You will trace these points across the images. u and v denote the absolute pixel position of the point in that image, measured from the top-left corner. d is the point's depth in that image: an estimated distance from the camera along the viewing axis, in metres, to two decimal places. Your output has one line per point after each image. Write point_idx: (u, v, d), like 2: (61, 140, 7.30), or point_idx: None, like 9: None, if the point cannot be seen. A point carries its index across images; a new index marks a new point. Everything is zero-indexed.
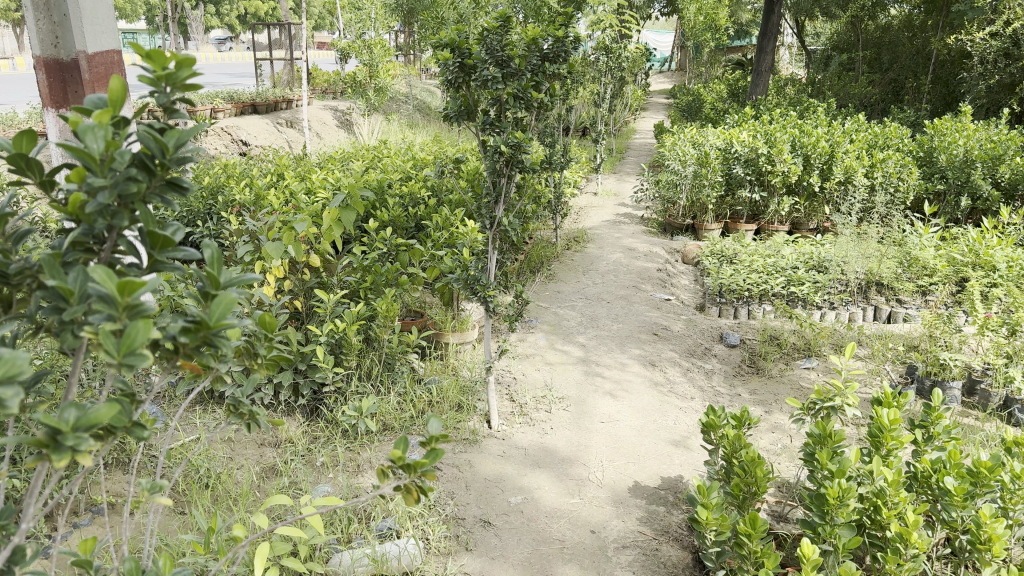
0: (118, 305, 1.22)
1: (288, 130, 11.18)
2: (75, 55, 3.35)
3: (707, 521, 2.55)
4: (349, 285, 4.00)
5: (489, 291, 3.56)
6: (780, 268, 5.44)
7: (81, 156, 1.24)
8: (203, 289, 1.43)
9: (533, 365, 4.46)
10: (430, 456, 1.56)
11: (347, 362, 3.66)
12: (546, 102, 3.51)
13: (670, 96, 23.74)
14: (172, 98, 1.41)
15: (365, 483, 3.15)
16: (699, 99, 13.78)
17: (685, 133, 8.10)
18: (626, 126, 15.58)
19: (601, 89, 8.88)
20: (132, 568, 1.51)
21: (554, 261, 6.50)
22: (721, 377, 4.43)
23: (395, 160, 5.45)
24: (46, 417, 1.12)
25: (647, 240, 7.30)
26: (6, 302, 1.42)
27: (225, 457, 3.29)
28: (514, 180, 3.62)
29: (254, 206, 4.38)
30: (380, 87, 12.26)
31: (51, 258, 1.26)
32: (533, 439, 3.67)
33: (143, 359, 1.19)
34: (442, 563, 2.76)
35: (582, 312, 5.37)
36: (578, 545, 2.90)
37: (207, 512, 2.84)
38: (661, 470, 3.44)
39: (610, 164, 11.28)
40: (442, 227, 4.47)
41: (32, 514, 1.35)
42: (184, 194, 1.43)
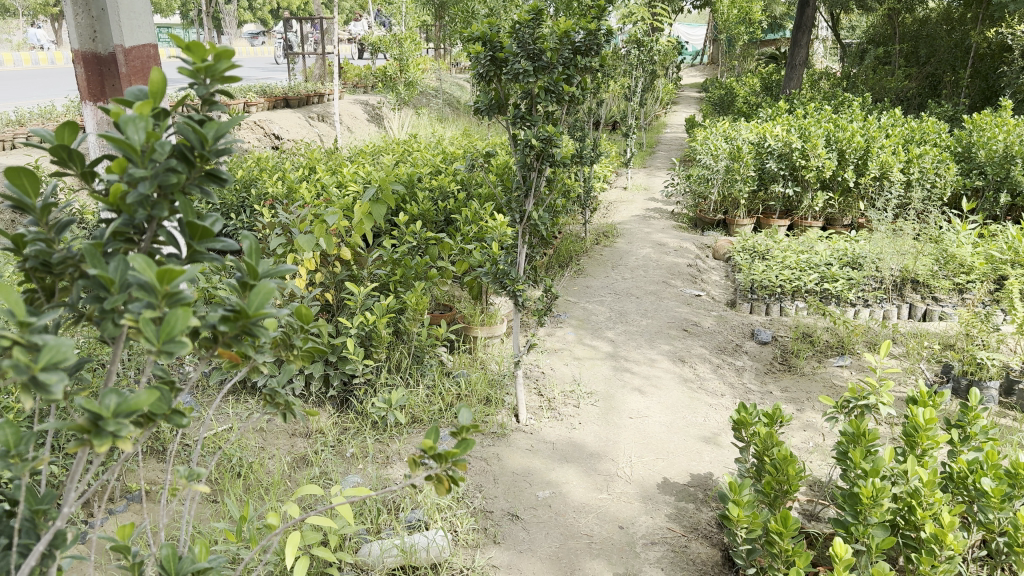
0: (158, 294, 1.23)
1: (319, 124, 11.25)
2: (112, 49, 3.41)
3: (738, 519, 2.53)
4: (379, 277, 4.03)
5: (518, 285, 3.56)
6: (813, 264, 5.37)
7: (123, 147, 1.25)
8: (240, 279, 1.44)
9: (561, 359, 4.46)
10: (463, 447, 1.56)
11: (377, 354, 3.69)
12: (578, 95, 3.48)
13: (701, 89, 23.56)
14: (211, 90, 1.43)
15: (394, 474, 3.17)
16: (732, 93, 13.64)
17: (717, 128, 8.02)
18: (657, 121, 15.46)
19: (631, 82, 8.82)
20: (169, 554, 1.53)
21: (583, 255, 6.49)
22: (752, 374, 4.39)
23: (425, 154, 5.46)
24: (87, 403, 1.13)
25: (677, 235, 7.26)
26: (48, 291, 1.44)
27: (257, 447, 3.34)
28: (544, 174, 3.61)
29: (286, 199, 4.42)
30: (410, 81, 12.29)
31: (93, 248, 1.28)
32: (561, 434, 3.66)
33: (182, 346, 1.21)
34: (471, 555, 2.77)
35: (611, 307, 5.35)
36: (606, 541, 2.89)
37: (239, 500, 2.89)
38: (691, 467, 3.41)
39: (640, 159, 11.21)
40: (472, 221, 4.47)
41: (73, 499, 1.38)
42: (223, 185, 1.44)
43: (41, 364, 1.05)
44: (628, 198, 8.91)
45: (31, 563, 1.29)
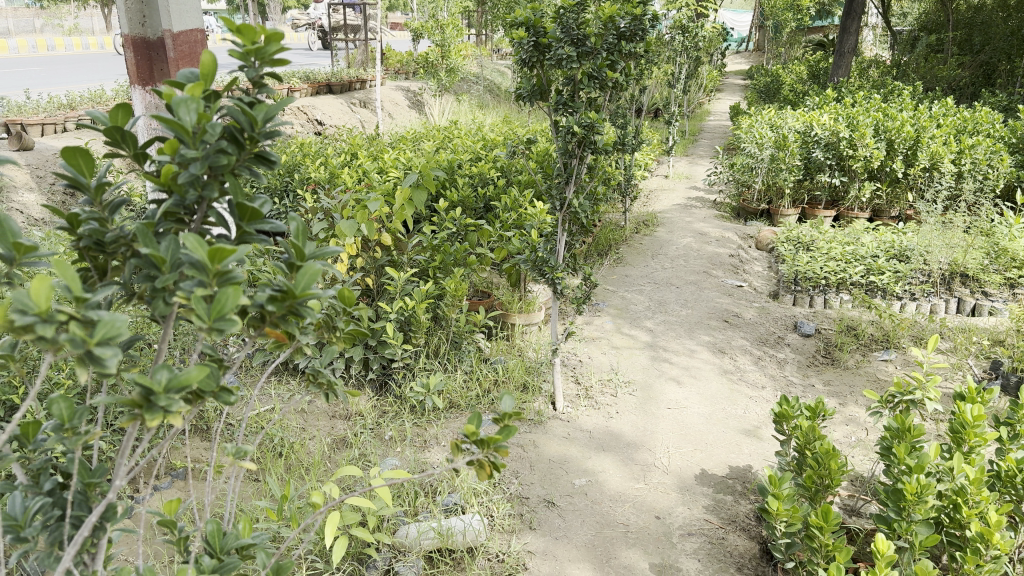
0: (209, 273, 1.25)
1: (361, 111, 11.32)
2: (161, 34, 3.46)
3: (778, 512, 2.50)
4: (418, 263, 4.05)
5: (557, 273, 3.54)
6: (859, 256, 5.27)
7: (174, 128, 1.28)
8: (288, 261, 1.45)
9: (599, 348, 4.44)
10: (505, 433, 1.56)
11: (416, 339, 3.72)
12: (622, 81, 3.42)
13: (745, 77, 23.15)
14: (261, 73, 1.43)
15: (432, 458, 3.21)
16: (778, 80, 13.40)
17: (761, 116, 7.87)
18: (700, 108, 15.27)
19: (676, 69, 8.70)
20: (214, 530, 1.56)
21: (623, 244, 6.45)
22: (794, 367, 4.33)
23: (466, 140, 5.45)
24: (139, 379, 1.15)
25: (718, 224, 7.17)
26: (101, 270, 1.47)
27: (299, 427, 3.39)
28: (586, 161, 3.56)
29: (329, 184, 4.45)
30: (451, 68, 12.30)
31: (145, 227, 1.31)
32: (598, 423, 3.65)
33: (232, 324, 1.22)
34: (507, 540, 2.79)
35: (650, 297, 5.31)
36: (642, 530, 2.88)
37: (281, 480, 2.94)
38: (729, 459, 3.38)
39: (682, 148, 11.08)
40: (511, 208, 4.45)
41: (123, 474, 1.40)
42: (271, 168, 1.46)
43: (97, 338, 1.07)
44: (670, 187, 8.82)
45: (84, 535, 1.32)
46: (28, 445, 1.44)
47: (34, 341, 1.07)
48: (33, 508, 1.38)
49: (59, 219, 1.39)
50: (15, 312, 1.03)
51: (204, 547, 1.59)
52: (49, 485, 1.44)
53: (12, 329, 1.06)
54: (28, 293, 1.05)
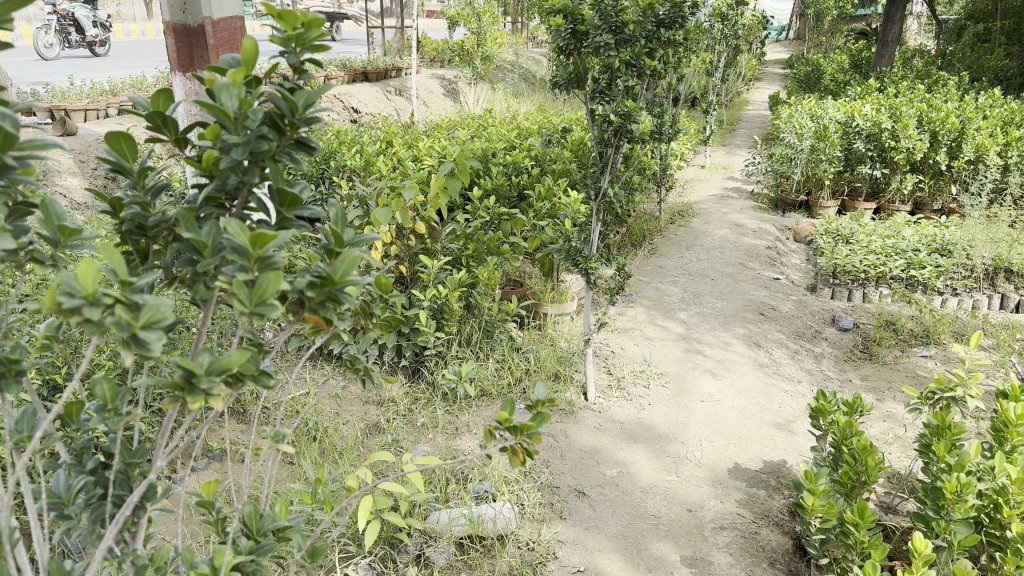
0: (250, 258, 1.26)
1: (396, 99, 11.34)
2: (201, 21, 3.50)
3: (813, 507, 2.47)
4: (452, 251, 4.05)
5: (590, 263, 3.51)
6: (899, 250, 5.17)
7: (216, 113, 1.29)
8: (327, 247, 1.46)
9: (632, 339, 4.42)
10: (538, 420, 1.54)
11: (448, 327, 3.73)
12: (660, 70, 3.38)
13: (785, 67, 22.78)
14: (301, 58, 1.44)
15: (463, 446, 3.22)
16: (819, 70, 13.16)
17: (802, 106, 7.74)
18: (738, 98, 15.07)
19: (714, 58, 8.58)
20: (250, 511, 1.58)
21: (657, 235, 6.40)
22: (831, 361, 4.26)
23: (500, 129, 5.43)
24: (182, 362, 1.17)
25: (756, 215, 7.08)
26: (143, 253, 1.50)
27: (333, 412, 3.42)
28: (621, 150, 3.52)
29: (364, 172, 4.48)
30: (487, 55, 12.29)
31: (187, 212, 1.33)
32: (630, 414, 3.63)
33: (272, 309, 1.23)
34: (537, 529, 2.79)
35: (685, 288, 5.27)
36: (674, 523, 2.87)
37: (315, 463, 2.97)
38: (764, 454, 3.34)
39: (719, 138, 10.95)
40: (545, 197, 4.43)
41: (163, 456, 1.42)
42: (311, 154, 1.46)
43: (142, 322, 1.08)
44: (706, 177, 8.73)
45: (125, 514, 1.35)
46: (72, 425, 1.46)
47: (81, 323, 1.09)
48: (77, 486, 1.41)
49: (102, 203, 1.41)
50: (63, 295, 1.05)
51: (241, 528, 1.61)
52: (92, 464, 1.46)
53: (60, 311, 1.08)
54: (75, 276, 1.07)
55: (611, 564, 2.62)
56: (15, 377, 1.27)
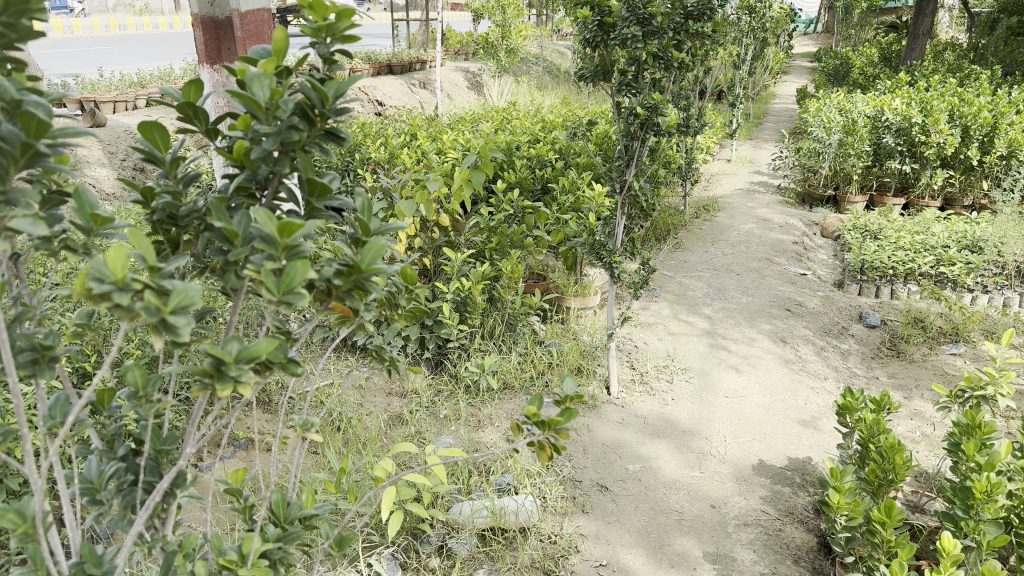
0: (278, 246, 1.26)
1: (421, 91, 11.37)
2: (229, 13, 3.51)
3: (838, 505, 2.45)
4: (475, 244, 4.05)
5: (614, 257, 3.48)
6: (929, 246, 5.08)
7: (248, 103, 1.29)
8: (354, 237, 1.47)
9: (656, 334, 4.40)
10: (566, 415, 1.54)
11: (471, 320, 3.74)
12: (688, 62, 3.35)
13: (814, 60, 22.51)
14: (331, 49, 1.44)
15: (486, 439, 3.23)
16: (847, 64, 12.99)
17: (830, 100, 7.65)
18: (765, 91, 14.93)
19: (742, 51, 8.50)
20: (278, 500, 1.59)
21: (682, 229, 6.36)
22: (858, 358, 4.21)
23: (525, 121, 5.41)
24: (211, 349, 1.18)
25: (782, 210, 7.01)
26: (174, 243, 1.51)
27: (356, 403, 3.44)
28: (648, 144, 3.48)
29: (388, 164, 4.49)
30: (512, 48, 12.31)
31: (218, 201, 1.33)
32: (653, 409, 3.62)
33: (300, 298, 1.23)
34: (559, 522, 2.79)
35: (709, 283, 5.23)
36: (697, 518, 2.85)
37: (339, 454, 2.99)
38: (789, 451, 3.31)
39: (745, 131, 10.87)
40: (570, 190, 4.41)
41: (193, 444, 1.44)
42: (340, 144, 1.46)
43: (170, 307, 1.09)
44: (732, 171, 8.66)
45: (155, 501, 1.36)
46: (103, 411, 1.48)
47: (111, 309, 1.09)
48: (108, 472, 1.43)
49: (133, 192, 1.42)
50: (93, 280, 1.05)
51: (269, 516, 1.63)
52: (123, 451, 1.48)
53: (91, 297, 1.08)
54: (104, 262, 1.07)
55: (633, 559, 2.61)
56: (49, 363, 1.29)
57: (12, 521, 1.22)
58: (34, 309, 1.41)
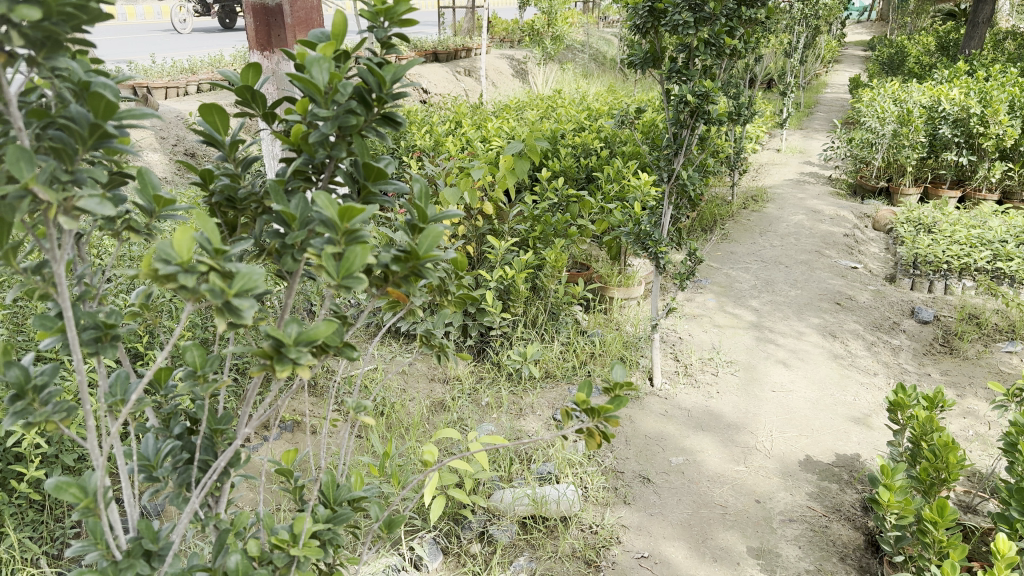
0: (338, 230, 1.27)
1: (466, 79, 11.38)
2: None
3: (888, 503, 2.39)
4: (519, 233, 4.04)
5: (660, 247, 3.43)
6: (986, 241, 4.86)
7: (308, 87, 1.30)
8: (410, 222, 1.47)
9: (701, 326, 4.35)
10: (616, 403, 1.51)
11: (514, 308, 3.73)
12: (740, 49, 3.28)
13: (868, 49, 21.99)
14: (389, 33, 1.44)
15: (528, 427, 3.23)
16: (902, 52, 12.67)
17: (884, 90, 7.46)
18: (816, 80, 14.66)
19: (793, 39, 8.34)
20: (328, 481, 1.61)
21: (729, 220, 6.28)
22: (909, 354, 4.12)
23: (571, 109, 5.37)
24: (271, 331, 1.19)
25: (833, 202, 6.87)
26: (232, 225, 1.53)
27: (400, 388, 3.46)
28: (697, 132, 3.42)
29: (433, 152, 4.50)
30: (558, 35, 12.29)
31: (276, 185, 1.35)
32: (698, 402, 3.58)
33: (359, 282, 1.24)
34: (601, 513, 2.78)
35: (757, 276, 5.16)
36: (741, 513, 2.82)
37: (383, 438, 3.02)
38: (837, 447, 3.26)
39: (795, 121, 10.67)
40: (615, 178, 4.38)
41: (248, 425, 1.46)
42: (397, 129, 1.46)
43: (235, 290, 1.09)
44: (782, 162, 8.52)
45: (211, 479, 1.38)
46: (160, 390, 1.50)
47: (176, 290, 1.11)
48: (165, 450, 1.45)
49: (193, 175, 1.44)
50: (160, 262, 1.07)
51: (318, 497, 1.64)
52: (178, 430, 1.50)
53: (158, 278, 1.10)
54: (171, 243, 1.08)
55: (675, 552, 2.59)
56: (110, 341, 1.31)
57: (75, 496, 1.24)
58: (96, 288, 1.43)
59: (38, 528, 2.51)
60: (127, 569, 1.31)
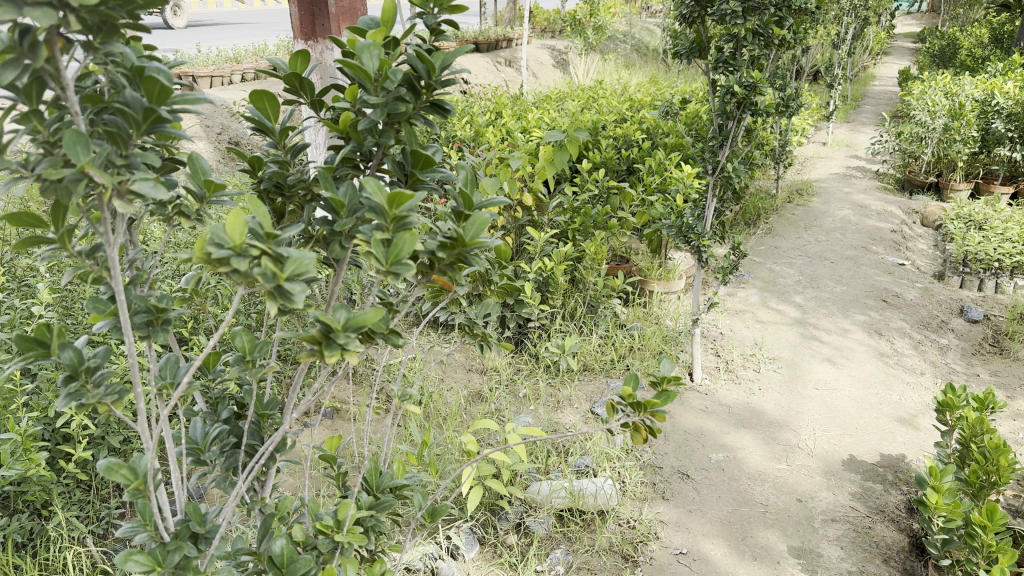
0: (386, 217, 1.26)
1: (507, 69, 11.36)
2: None
3: (936, 506, 2.34)
4: (559, 225, 4.02)
5: (703, 241, 3.38)
6: None
7: (358, 74, 1.29)
8: (457, 210, 1.46)
9: (743, 321, 4.30)
10: (663, 398, 1.49)
11: (553, 300, 3.72)
12: (790, 39, 3.21)
13: (918, 41, 21.51)
14: (438, 20, 1.42)
15: (565, 420, 3.22)
16: (954, 44, 12.35)
17: (935, 82, 7.28)
18: (863, 72, 14.38)
19: (841, 30, 8.18)
20: (371, 468, 1.61)
21: (773, 214, 6.19)
22: (958, 354, 4.03)
23: (612, 100, 5.33)
24: (319, 316, 1.19)
25: (880, 197, 6.73)
26: (280, 212, 1.54)
27: (438, 377, 3.47)
28: (743, 124, 3.36)
29: (474, 142, 4.49)
30: (599, 26, 12.20)
31: (325, 171, 1.35)
32: (739, 398, 3.53)
33: (407, 268, 1.23)
34: (639, 508, 2.76)
35: (801, 271, 5.08)
36: (782, 512, 2.78)
37: (421, 427, 3.03)
38: (881, 447, 3.19)
39: (842, 114, 10.47)
40: (656, 170, 4.33)
41: (294, 411, 1.47)
42: (445, 117, 1.45)
43: (287, 274, 1.09)
44: (827, 155, 8.37)
45: (257, 464, 1.39)
46: (208, 374, 1.52)
47: (229, 273, 1.11)
48: (212, 434, 1.46)
49: (243, 162, 1.45)
50: (213, 246, 1.07)
51: (362, 484, 1.65)
52: (226, 414, 1.52)
53: (211, 262, 1.10)
54: (224, 228, 1.08)
55: (714, 549, 2.56)
56: (161, 325, 1.32)
57: (126, 478, 1.25)
58: (147, 273, 1.45)
59: (85, 507, 2.56)
60: (175, 551, 1.32)
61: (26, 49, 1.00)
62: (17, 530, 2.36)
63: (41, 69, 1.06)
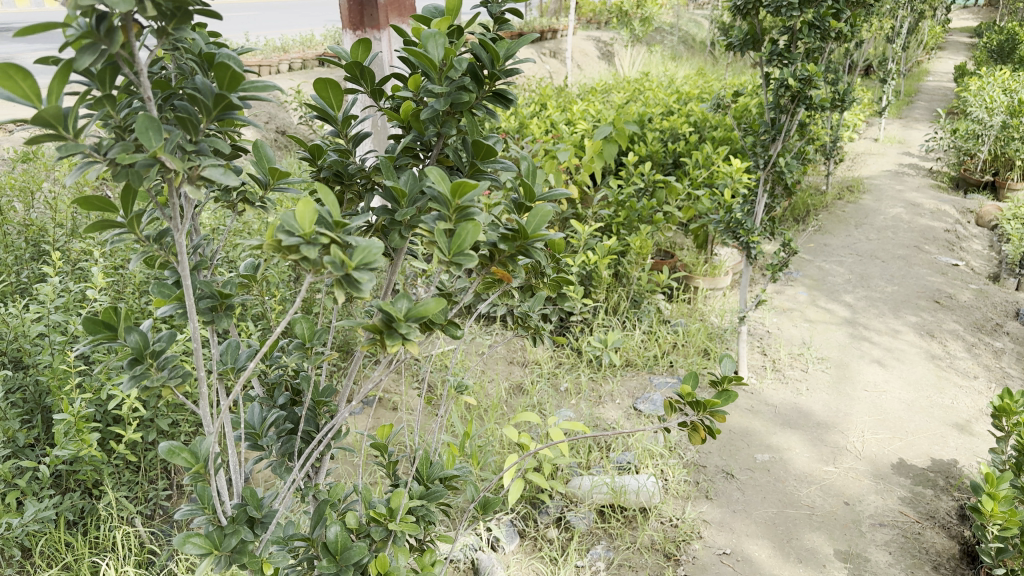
0: (450, 207, 1.25)
1: (551, 61, 11.30)
2: None
3: (991, 513, 2.28)
4: (603, 218, 3.99)
5: (753, 237, 3.32)
6: None
7: (424, 63, 1.28)
8: (516, 201, 1.45)
9: (790, 320, 4.23)
10: (724, 397, 1.45)
11: (596, 294, 3.71)
12: (847, 32, 3.13)
13: (974, 35, 20.96)
14: (502, 8, 1.40)
15: (608, 415, 3.20)
16: (1014, 39, 12.00)
17: (994, 78, 7.08)
18: (916, 68, 14.07)
19: (897, 24, 7.99)
20: (422, 458, 1.61)
21: (821, 210, 6.09)
22: (1013, 359, 3.92)
23: (659, 93, 5.28)
24: (383, 305, 1.19)
25: (933, 195, 6.58)
26: (340, 201, 1.54)
27: (481, 369, 3.47)
28: (797, 118, 3.30)
29: (519, 134, 4.48)
30: (646, 17, 12.07)
31: (387, 160, 1.35)
32: (786, 398, 3.48)
33: (470, 259, 1.22)
34: (682, 506, 2.73)
35: (851, 270, 4.98)
36: (829, 515, 2.73)
37: (464, 418, 3.03)
38: (933, 452, 3.12)
39: (895, 110, 10.25)
40: (703, 165, 4.28)
41: (351, 400, 1.47)
42: (507, 107, 1.44)
43: (355, 263, 1.09)
44: (879, 151, 8.20)
45: (312, 451, 1.40)
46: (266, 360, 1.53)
47: (297, 261, 1.11)
48: (270, 419, 1.47)
49: (306, 149, 1.45)
50: (283, 234, 1.07)
51: (414, 473, 1.65)
52: (282, 400, 1.53)
53: (279, 249, 1.10)
54: (294, 215, 1.08)
55: (759, 550, 2.53)
56: (225, 310, 1.34)
57: (186, 461, 1.27)
58: (209, 259, 1.46)
59: (134, 488, 2.60)
60: (231, 535, 1.33)
61: (103, 35, 1.00)
62: (69, 507, 2.40)
63: (116, 54, 1.06)
